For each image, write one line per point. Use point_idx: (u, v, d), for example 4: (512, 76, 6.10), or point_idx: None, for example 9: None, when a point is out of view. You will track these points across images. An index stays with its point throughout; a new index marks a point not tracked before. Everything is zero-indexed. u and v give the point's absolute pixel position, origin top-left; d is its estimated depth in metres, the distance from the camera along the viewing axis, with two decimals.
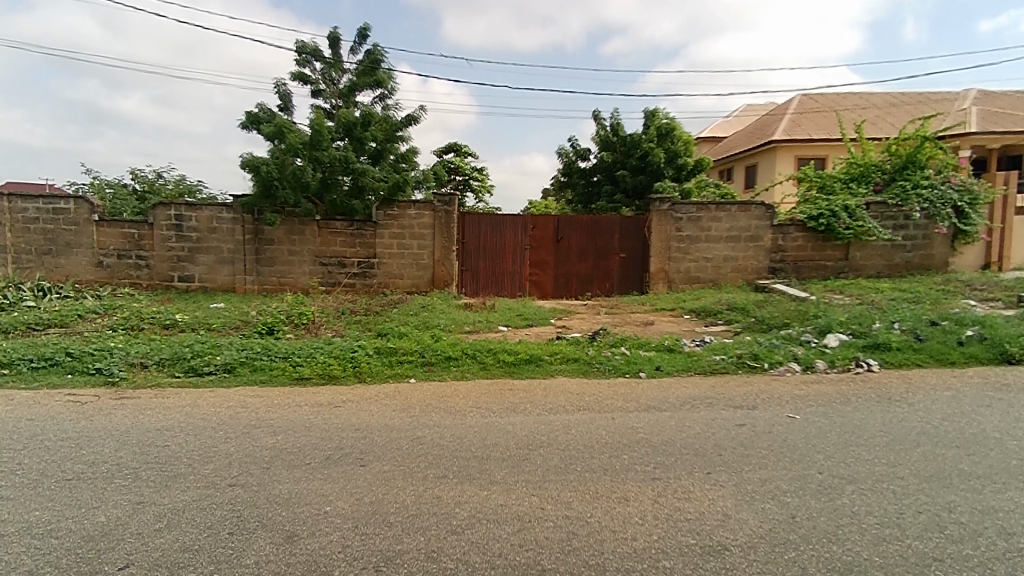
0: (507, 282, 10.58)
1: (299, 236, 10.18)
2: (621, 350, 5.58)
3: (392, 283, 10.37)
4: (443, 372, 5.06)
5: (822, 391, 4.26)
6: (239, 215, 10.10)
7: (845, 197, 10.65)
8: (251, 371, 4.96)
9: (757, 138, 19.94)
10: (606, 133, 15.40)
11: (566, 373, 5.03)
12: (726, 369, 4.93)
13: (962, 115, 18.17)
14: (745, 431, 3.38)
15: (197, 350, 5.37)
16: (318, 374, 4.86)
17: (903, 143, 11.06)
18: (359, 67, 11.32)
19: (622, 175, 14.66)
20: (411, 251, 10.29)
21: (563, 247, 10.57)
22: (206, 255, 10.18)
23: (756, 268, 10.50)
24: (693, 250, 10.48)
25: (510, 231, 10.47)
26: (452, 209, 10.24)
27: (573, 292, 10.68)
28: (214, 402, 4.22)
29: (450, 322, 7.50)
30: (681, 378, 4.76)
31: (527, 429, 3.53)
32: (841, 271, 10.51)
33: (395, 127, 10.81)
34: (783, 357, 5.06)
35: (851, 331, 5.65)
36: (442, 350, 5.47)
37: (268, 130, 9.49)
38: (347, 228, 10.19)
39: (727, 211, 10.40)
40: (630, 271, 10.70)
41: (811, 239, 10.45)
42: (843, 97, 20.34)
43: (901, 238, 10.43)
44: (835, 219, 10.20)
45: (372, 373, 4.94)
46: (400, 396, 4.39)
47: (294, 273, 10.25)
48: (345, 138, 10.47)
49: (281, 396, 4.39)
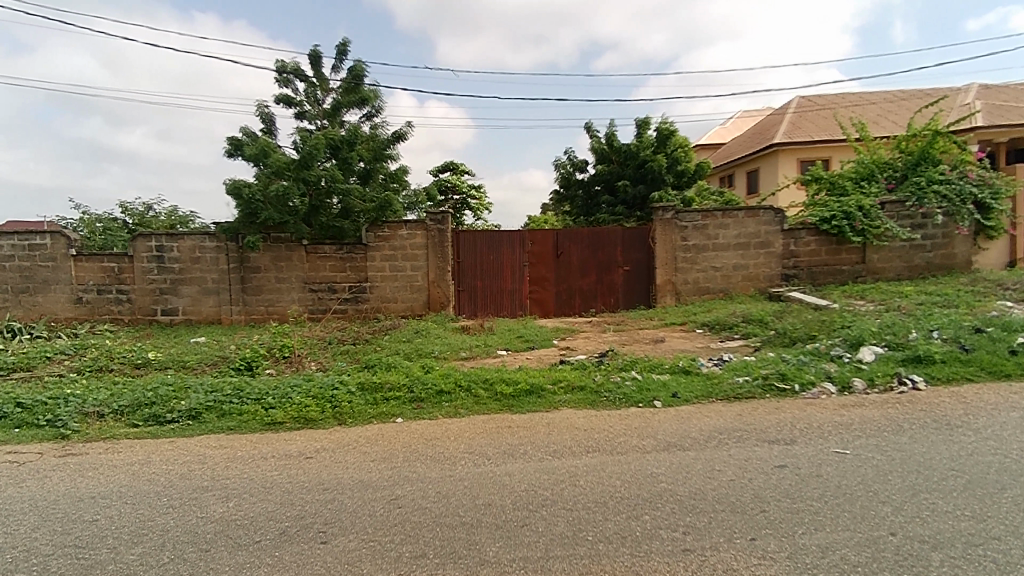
0: (506, 301, 10.06)
1: (286, 263, 9.69)
2: (632, 374, 5.02)
3: (386, 307, 9.85)
4: (433, 409, 4.49)
5: (867, 418, 3.70)
6: (222, 243, 9.63)
7: (857, 197, 10.16)
8: (219, 417, 4.42)
9: (757, 142, 19.51)
10: (602, 143, 15.00)
11: (572, 405, 4.47)
12: (751, 394, 4.36)
13: (967, 110, 17.71)
14: (786, 476, 2.82)
15: (161, 394, 4.84)
16: (292, 417, 4.30)
17: (913, 139, 10.61)
18: (343, 85, 10.96)
19: (622, 185, 14.20)
20: (404, 273, 9.80)
21: (563, 262, 10.06)
22: (189, 286, 9.69)
23: (767, 276, 9.95)
24: (701, 259, 9.95)
25: (507, 248, 9.97)
26: (445, 227, 9.76)
27: (576, 309, 10.14)
28: (168, 458, 3.68)
29: (445, 348, 6.97)
30: (702, 408, 4.20)
31: (527, 481, 2.96)
32: (859, 275, 9.94)
33: (383, 146, 10.52)
34: (815, 377, 4.51)
35: (886, 343, 5.10)
36: (432, 383, 4.89)
37: (250, 152, 9.15)
38: (337, 252, 9.71)
39: (734, 217, 9.89)
40: (635, 285, 10.15)
41: (825, 243, 9.91)
42: (843, 97, 19.92)
43: (920, 237, 9.89)
44: (849, 221, 9.71)
45: (354, 413, 4.38)
46: (382, 441, 3.83)
47: (283, 301, 9.75)
48: (332, 159, 9.93)
49: (246, 447, 3.84)
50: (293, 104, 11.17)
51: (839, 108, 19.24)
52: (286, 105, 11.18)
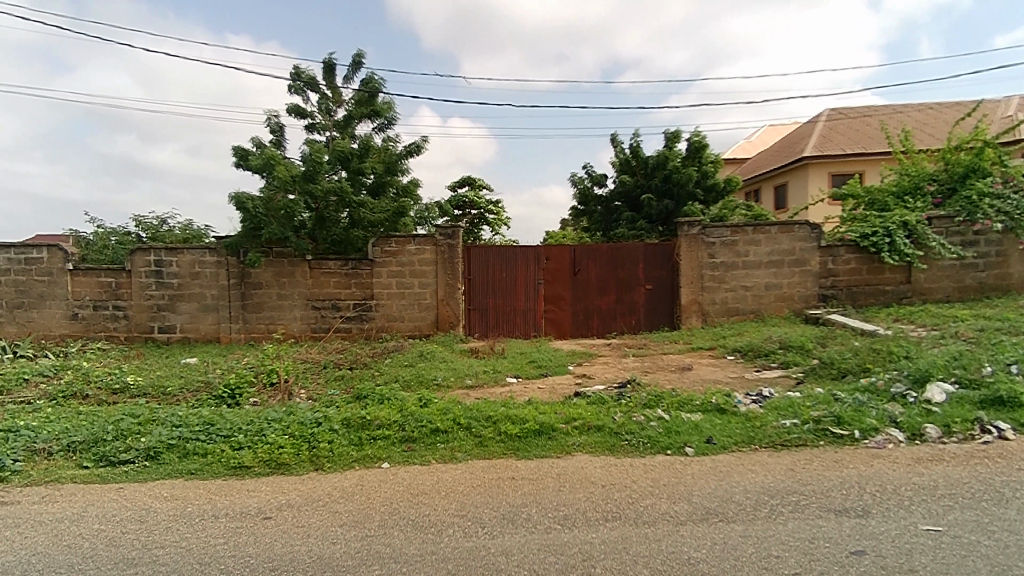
0: (520, 321, 9.43)
1: (288, 278, 9.20)
2: (658, 412, 4.34)
3: (392, 326, 9.29)
4: (427, 452, 3.86)
5: (954, 480, 2.99)
6: (222, 258, 9.19)
7: (901, 211, 9.39)
8: (181, 458, 3.86)
9: (785, 156, 18.75)
10: (625, 157, 14.38)
11: (588, 450, 3.82)
12: (803, 442, 3.68)
13: (1009, 122, 16.78)
14: (869, 571, 2.14)
15: (124, 427, 4.31)
16: (261, 461, 3.71)
17: (960, 150, 9.81)
18: (356, 96, 10.21)
19: (646, 199, 13.55)
20: (411, 290, 9.25)
21: (581, 280, 9.43)
22: (188, 303, 9.26)
23: (803, 296, 9.19)
24: (729, 278, 9.23)
25: (521, 264, 9.37)
26: (456, 242, 9.22)
27: (595, 329, 9.48)
28: (105, 513, 3.11)
29: (449, 374, 6.34)
30: (744, 458, 3.53)
31: (529, 565, 2.31)
32: (904, 295, 9.13)
33: (395, 156, 9.81)
34: (878, 422, 3.82)
35: (957, 379, 4.37)
36: (427, 419, 4.25)
37: (256, 163, 8.54)
38: (342, 268, 9.19)
39: (766, 233, 9.17)
40: (658, 305, 9.47)
41: (867, 261, 9.13)
42: (876, 110, 19.07)
43: (971, 255, 9.07)
44: (892, 238, 8.94)
45: (334, 455, 3.77)
46: (360, 495, 3.22)
47: (284, 318, 9.25)
48: (341, 171, 9.37)
49: (201, 500, 3.26)
50: (305, 115, 10.75)
51: (872, 121, 18.39)
52: (297, 115, 10.78)
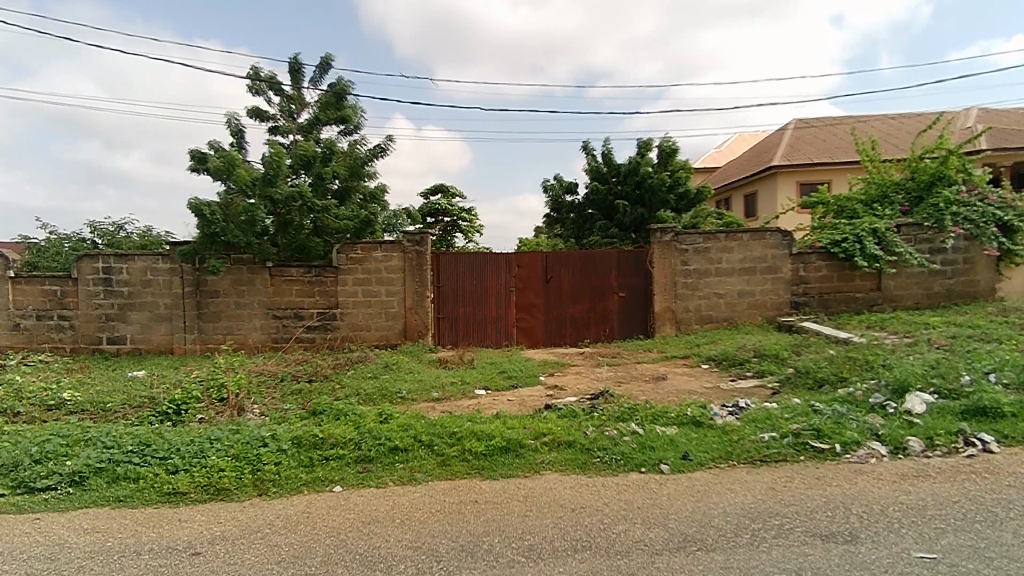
0: (491, 330, 9.17)
1: (247, 286, 8.79)
2: (632, 426, 4.11)
3: (358, 336, 8.93)
4: (383, 474, 3.56)
5: (943, 499, 2.82)
6: (177, 264, 8.73)
7: (870, 219, 9.41)
8: (108, 483, 3.49)
9: (755, 164, 18.92)
10: (597, 164, 14.27)
11: (559, 468, 3.57)
12: (783, 457, 3.49)
13: (969, 133, 17.22)
14: None
15: (48, 449, 3.91)
16: (199, 486, 3.37)
17: (925, 159, 9.90)
18: (321, 99, 9.61)
19: (619, 205, 13.46)
20: (378, 298, 8.92)
21: (553, 287, 9.21)
22: (139, 312, 8.76)
23: (775, 303, 9.14)
24: (703, 285, 9.12)
25: (492, 271, 9.12)
26: (424, 249, 8.92)
27: (568, 338, 9.27)
28: (10, 551, 2.74)
29: (414, 386, 6.02)
30: (722, 476, 3.31)
31: None
32: (874, 302, 9.14)
33: (362, 160, 9.41)
34: (859, 435, 3.67)
35: (936, 389, 4.25)
36: (385, 436, 3.94)
37: (213, 167, 8.11)
38: (304, 275, 8.82)
39: (739, 240, 9.09)
40: (632, 313, 9.31)
41: (838, 268, 9.12)
42: (842, 120, 19.39)
43: (938, 263, 9.14)
44: (862, 245, 8.94)
45: (280, 479, 3.45)
46: (306, 525, 2.91)
47: (243, 328, 8.82)
48: (304, 175, 8.96)
49: (124, 533, 2.91)
50: (267, 118, 10.31)
51: (838, 131, 18.67)
52: (259, 118, 10.35)
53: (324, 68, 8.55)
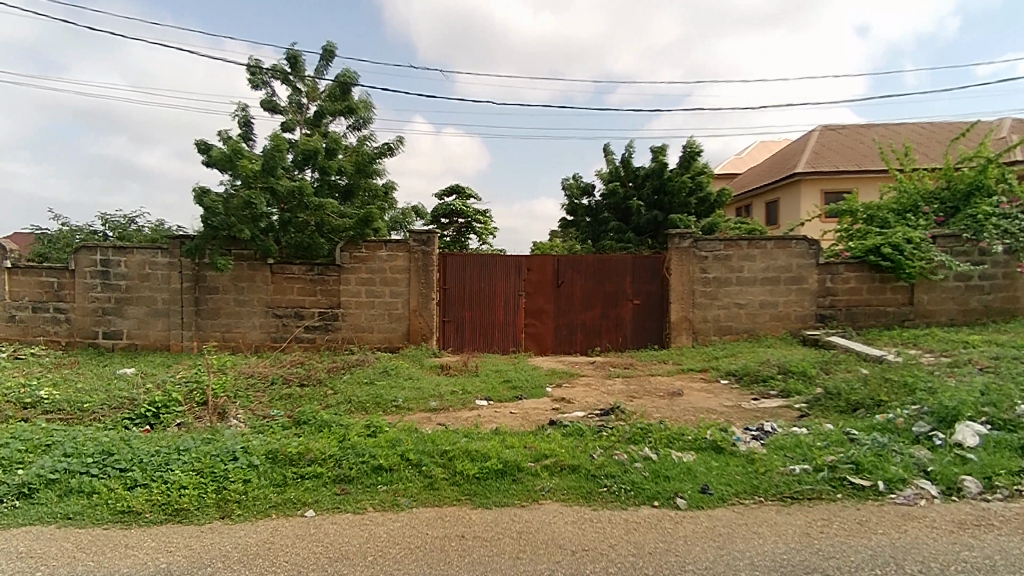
0: (498, 335, 8.78)
1: (247, 283, 8.48)
2: (644, 450, 3.69)
3: (360, 337, 8.59)
4: (363, 497, 3.17)
5: (1014, 559, 2.38)
6: (176, 259, 8.45)
7: (903, 228, 8.87)
8: (59, 497, 3.15)
9: (778, 171, 18.35)
10: (615, 166, 13.89)
11: (560, 497, 3.17)
12: (818, 495, 3.06)
13: (1004, 143, 16.51)
14: None
15: (3, 454, 3.58)
16: (157, 506, 3.02)
17: (963, 166, 9.32)
18: (329, 90, 9.26)
19: (637, 208, 13.02)
20: (382, 298, 8.57)
21: (564, 293, 8.81)
22: (136, 307, 8.51)
23: (800, 316, 8.63)
24: (722, 294, 8.65)
25: (500, 275, 8.73)
26: (431, 250, 8.56)
27: (578, 346, 8.85)
28: None
29: (411, 394, 5.64)
30: (747, 516, 2.88)
31: None
32: (906, 317, 8.60)
33: (368, 157, 9.07)
34: (904, 472, 3.21)
35: (990, 420, 3.77)
36: (369, 453, 3.55)
37: (213, 157, 7.78)
38: (307, 273, 8.51)
39: (762, 248, 8.61)
40: (646, 321, 8.86)
41: (867, 280, 8.59)
42: (870, 127, 18.70)
43: (976, 277, 8.57)
44: (894, 257, 8.41)
45: (247, 500, 3.08)
46: (268, 559, 2.54)
47: (242, 326, 8.51)
48: (309, 169, 8.58)
49: (59, 560, 2.55)
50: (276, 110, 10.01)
51: (866, 139, 18.01)
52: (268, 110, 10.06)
53: (326, 59, 8.21)
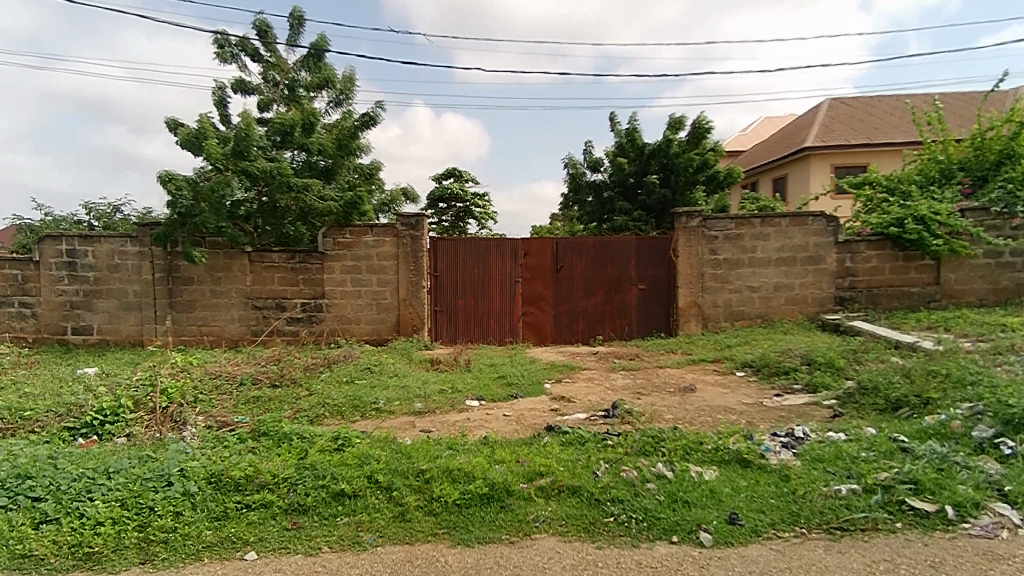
0: (494, 325, 8.22)
1: (224, 273, 7.89)
2: (657, 465, 3.12)
3: (346, 329, 8.03)
4: (319, 533, 2.61)
5: None
6: (146, 248, 7.85)
7: (929, 201, 8.21)
8: None
9: (785, 146, 17.64)
10: (621, 137, 13.24)
11: (558, 530, 2.61)
12: (873, 525, 2.50)
13: None
14: None
15: None
16: (61, 551, 2.45)
17: (994, 134, 8.62)
18: (303, 62, 8.59)
19: (652, 183, 12.32)
20: (369, 287, 7.99)
21: (564, 279, 8.22)
22: (106, 300, 7.94)
23: (818, 298, 8.03)
24: (734, 277, 8.05)
25: (495, 260, 8.14)
26: (420, 234, 7.95)
27: (579, 335, 8.28)
28: None
29: (394, 395, 5.07)
30: (790, 556, 2.32)
31: None
32: (932, 298, 8.00)
33: (350, 133, 8.41)
34: (975, 492, 2.64)
35: None
36: (330, 476, 2.99)
37: (181, 137, 7.11)
38: (287, 262, 7.89)
39: (777, 226, 7.98)
40: (652, 308, 8.28)
41: (890, 259, 7.97)
42: (883, 98, 17.89)
43: (1008, 254, 7.93)
44: (920, 233, 7.77)
45: (175, 540, 2.53)
46: None
47: (220, 319, 7.95)
48: (286, 149, 7.94)
49: None
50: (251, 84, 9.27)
51: (878, 111, 17.26)
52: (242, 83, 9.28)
53: (296, 27, 7.56)
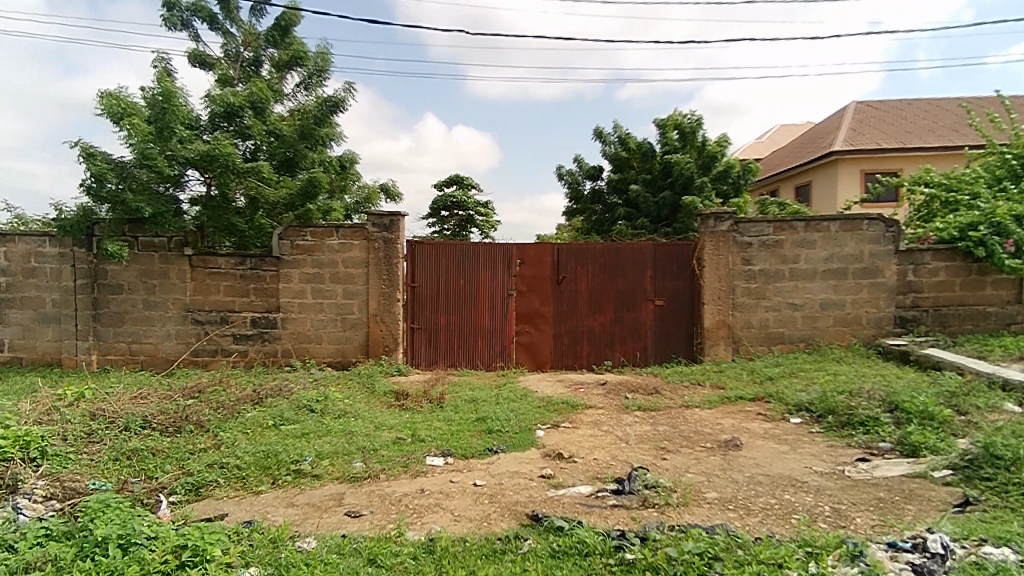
0: (483, 346, 6.87)
1: (159, 281, 6.60)
2: None
3: (305, 349, 6.70)
4: None
5: None
6: (67, 249, 6.56)
7: (1007, 201, 6.82)
8: None
9: (809, 151, 16.31)
10: (615, 149, 11.97)
11: None
12: None
13: None
14: None
15: None
16: None
17: None
18: (269, 35, 7.52)
19: (637, 193, 11.30)
20: (332, 299, 6.68)
21: (566, 291, 6.87)
22: (19, 311, 6.63)
23: (873, 319, 6.64)
24: (771, 292, 6.67)
25: (484, 269, 6.82)
26: (394, 237, 6.64)
27: (583, 359, 6.92)
28: None
29: (331, 448, 3.72)
30: None
31: None
32: (1012, 320, 6.60)
33: (314, 119, 7.27)
34: None
35: None
36: None
37: (105, 106, 5.87)
38: (235, 267, 6.59)
39: (823, 231, 6.61)
40: (671, 328, 6.91)
41: (961, 272, 6.58)
42: (914, 102, 16.54)
43: None
44: (1000, 239, 6.37)
45: None
46: None
47: (154, 336, 6.64)
48: (237, 135, 6.66)
49: None
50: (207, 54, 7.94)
51: (909, 114, 15.92)
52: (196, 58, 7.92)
53: None
